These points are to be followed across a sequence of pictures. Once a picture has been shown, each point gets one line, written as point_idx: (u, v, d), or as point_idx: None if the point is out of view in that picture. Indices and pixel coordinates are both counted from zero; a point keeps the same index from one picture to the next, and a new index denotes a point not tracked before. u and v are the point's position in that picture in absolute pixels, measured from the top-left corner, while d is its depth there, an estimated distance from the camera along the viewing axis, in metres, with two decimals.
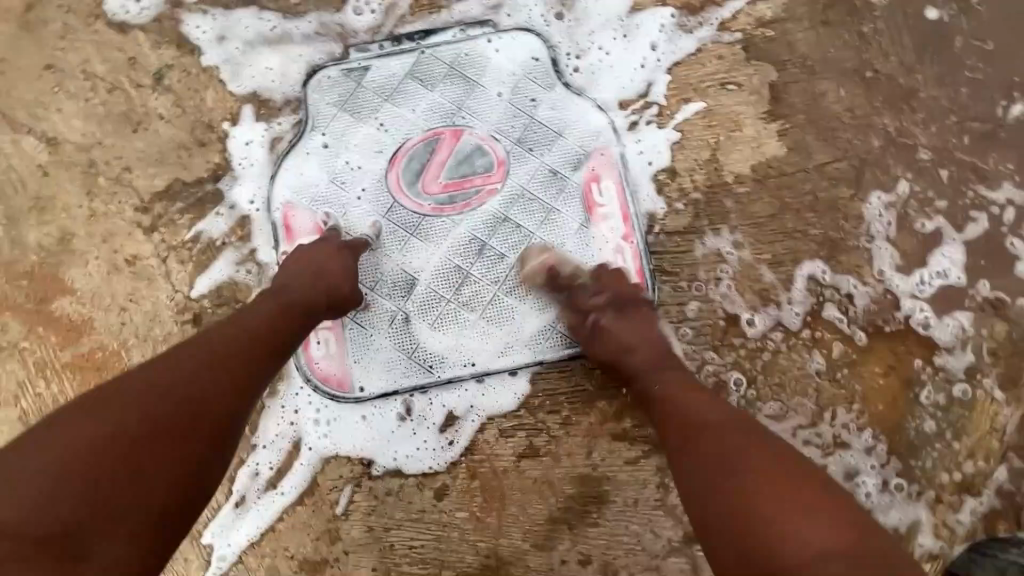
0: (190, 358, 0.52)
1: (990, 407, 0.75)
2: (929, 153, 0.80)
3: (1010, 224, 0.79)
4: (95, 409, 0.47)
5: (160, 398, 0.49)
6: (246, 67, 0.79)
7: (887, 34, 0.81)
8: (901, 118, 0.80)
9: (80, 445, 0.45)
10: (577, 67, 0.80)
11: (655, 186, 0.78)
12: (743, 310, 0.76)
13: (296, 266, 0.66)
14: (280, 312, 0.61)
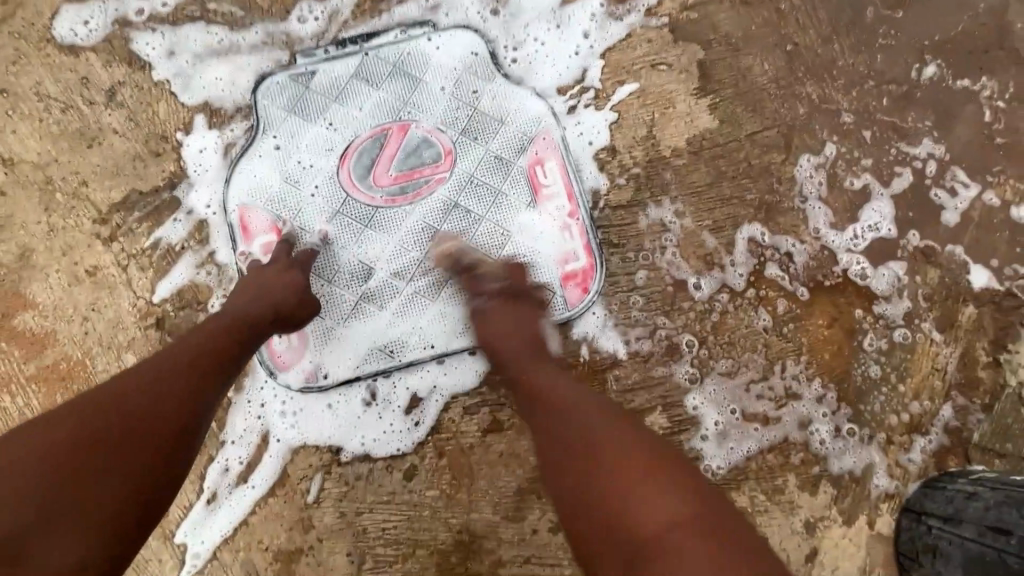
0: (146, 369, 0.53)
1: (930, 349, 0.79)
2: (852, 116, 0.85)
3: (933, 176, 0.84)
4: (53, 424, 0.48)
5: (126, 404, 0.51)
6: (196, 79, 0.82)
7: (803, 9, 0.86)
8: (823, 86, 0.85)
9: (47, 446, 0.47)
10: (515, 58, 0.84)
11: (596, 165, 0.82)
12: (689, 275, 0.80)
13: (249, 284, 0.67)
14: (232, 330, 0.62)
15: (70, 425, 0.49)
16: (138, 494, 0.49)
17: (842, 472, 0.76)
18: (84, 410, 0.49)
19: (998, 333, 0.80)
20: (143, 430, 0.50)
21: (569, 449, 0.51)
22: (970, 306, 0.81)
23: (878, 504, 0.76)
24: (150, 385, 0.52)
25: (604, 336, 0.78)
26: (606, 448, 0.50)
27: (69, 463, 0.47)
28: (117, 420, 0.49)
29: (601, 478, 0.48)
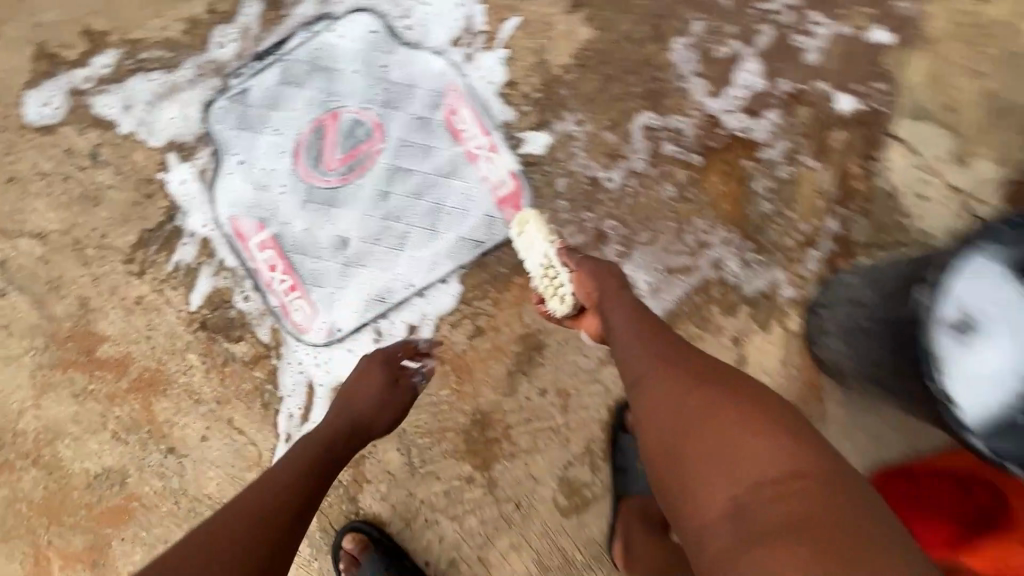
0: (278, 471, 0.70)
1: (811, 177, 0.95)
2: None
3: (791, 24, 0.95)
4: (226, 510, 0.63)
5: (268, 492, 0.67)
6: (157, 124, 0.97)
7: None
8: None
9: (224, 520, 0.61)
10: (408, 25, 0.96)
11: (502, 99, 0.96)
12: (601, 172, 0.95)
13: (351, 388, 0.84)
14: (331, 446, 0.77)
15: (232, 510, 0.63)
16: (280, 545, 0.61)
17: (755, 293, 0.95)
18: (212, 536, 0.59)
19: (866, 148, 0.95)
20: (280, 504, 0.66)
21: (669, 402, 0.56)
22: (838, 130, 0.95)
23: (788, 309, 0.95)
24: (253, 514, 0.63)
25: None
26: (711, 397, 0.54)
27: (239, 523, 0.61)
28: (236, 538, 0.59)
29: (703, 425, 0.53)
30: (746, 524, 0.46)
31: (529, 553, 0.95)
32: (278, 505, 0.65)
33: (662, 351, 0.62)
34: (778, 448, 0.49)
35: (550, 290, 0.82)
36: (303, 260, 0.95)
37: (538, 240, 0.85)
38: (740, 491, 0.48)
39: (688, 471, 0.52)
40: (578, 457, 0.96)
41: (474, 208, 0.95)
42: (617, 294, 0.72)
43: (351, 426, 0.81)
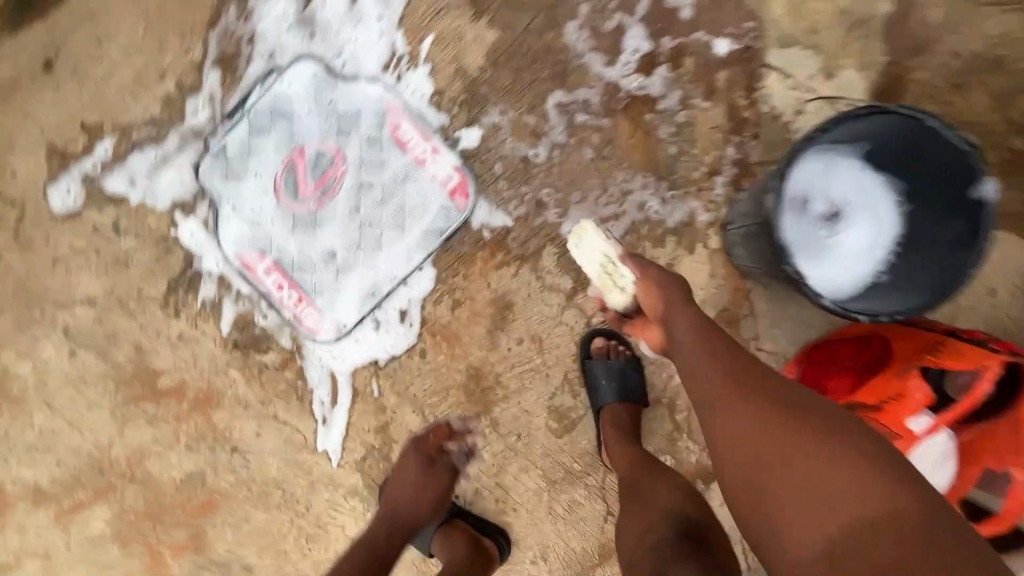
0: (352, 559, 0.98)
1: (705, 115, 1.11)
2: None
3: None
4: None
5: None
6: (160, 190, 1.16)
7: None
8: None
9: None
10: (343, 62, 1.13)
11: (434, 107, 1.13)
12: (529, 151, 1.13)
13: (398, 488, 1.08)
14: (392, 535, 1.04)
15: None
16: None
17: (677, 223, 1.13)
18: None
19: (747, 80, 1.11)
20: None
21: (750, 426, 0.67)
22: (721, 71, 1.11)
23: (707, 230, 1.13)
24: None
25: (494, 217, 1.14)
26: (792, 431, 0.65)
27: None
28: None
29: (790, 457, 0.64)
30: (835, 548, 0.58)
31: (537, 471, 1.17)
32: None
33: (739, 376, 0.72)
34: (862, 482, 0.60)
35: (609, 282, 0.96)
36: (304, 276, 1.15)
37: (595, 245, 0.99)
38: (833, 525, 0.59)
39: (778, 501, 0.63)
40: (559, 388, 1.16)
41: (432, 203, 1.13)
42: (682, 305, 0.83)
43: (404, 523, 1.06)
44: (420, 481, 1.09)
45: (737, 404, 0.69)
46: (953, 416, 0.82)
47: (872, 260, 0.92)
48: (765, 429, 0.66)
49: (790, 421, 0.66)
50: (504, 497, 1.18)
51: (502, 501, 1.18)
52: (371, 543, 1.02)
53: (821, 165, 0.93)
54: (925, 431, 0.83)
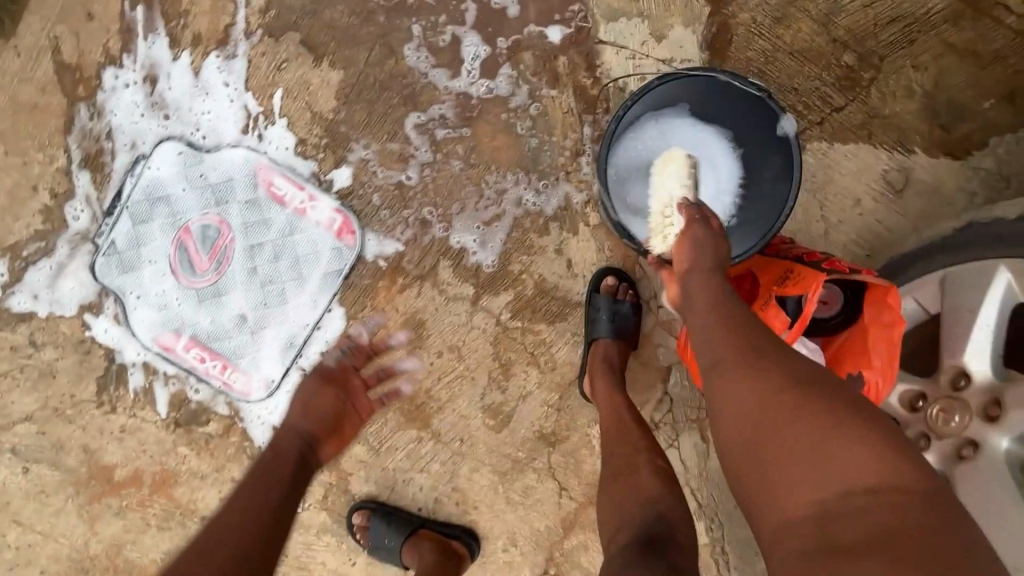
0: (254, 473, 0.97)
1: (556, 103, 1.16)
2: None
3: None
4: (230, 504, 0.90)
5: (246, 490, 0.93)
6: (64, 297, 1.20)
7: None
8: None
9: (228, 512, 0.88)
10: (203, 135, 1.16)
11: (301, 156, 1.17)
12: (401, 175, 1.17)
13: (296, 407, 1.07)
14: (292, 441, 1.03)
15: (234, 504, 0.90)
16: (257, 518, 0.88)
17: (555, 209, 1.18)
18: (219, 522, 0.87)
19: (586, 61, 1.15)
20: (255, 494, 0.92)
21: (760, 393, 0.66)
22: (559, 58, 1.16)
23: (585, 210, 1.18)
24: (240, 525, 0.86)
25: (385, 246, 1.19)
26: (808, 401, 0.63)
27: (233, 511, 0.88)
28: (234, 522, 0.86)
29: (796, 423, 0.62)
30: (828, 515, 0.57)
31: (486, 468, 1.24)
32: (259, 495, 0.92)
33: (755, 346, 0.71)
34: (868, 456, 0.58)
35: (659, 231, 0.96)
36: (222, 344, 1.20)
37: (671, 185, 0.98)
38: (828, 491, 0.58)
39: (779, 464, 0.62)
40: (488, 386, 1.23)
41: (323, 247, 1.18)
42: (703, 268, 0.81)
43: (304, 432, 1.04)
44: (319, 400, 1.08)
45: (753, 371, 0.68)
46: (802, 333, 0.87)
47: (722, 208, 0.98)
48: (776, 397, 0.65)
49: (809, 392, 0.64)
50: (463, 499, 1.25)
51: (462, 502, 1.25)
52: (264, 462, 0.99)
53: (655, 131, 0.99)
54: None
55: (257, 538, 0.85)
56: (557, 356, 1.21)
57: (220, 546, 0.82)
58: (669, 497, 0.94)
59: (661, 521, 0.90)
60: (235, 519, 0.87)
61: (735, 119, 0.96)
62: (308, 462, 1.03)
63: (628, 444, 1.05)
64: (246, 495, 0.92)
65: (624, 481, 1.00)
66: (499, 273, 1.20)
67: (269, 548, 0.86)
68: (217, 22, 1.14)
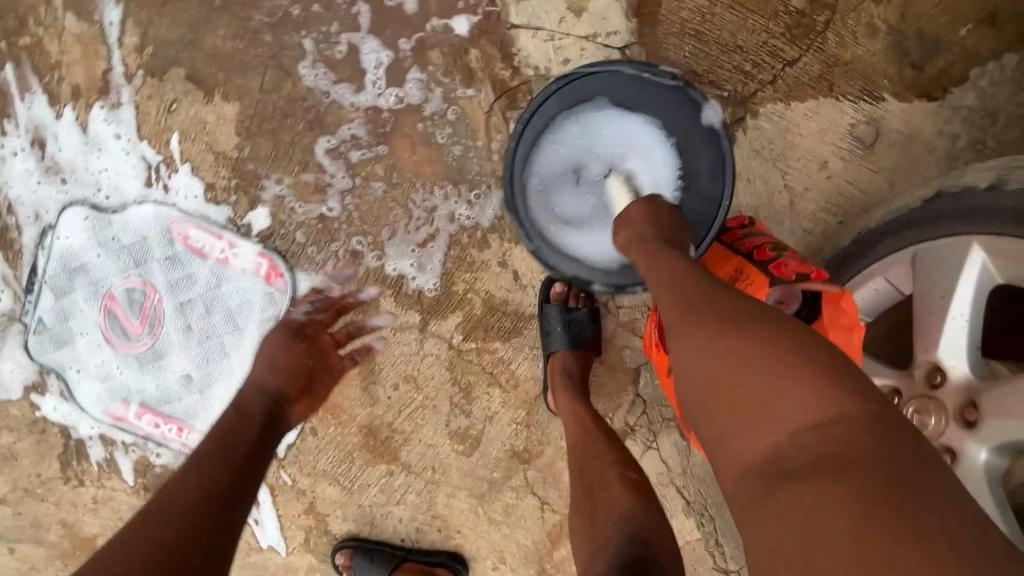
0: (218, 429, 0.90)
1: (474, 103, 1.05)
2: (296, 7, 1.02)
3: None
4: (193, 462, 0.82)
5: (210, 448, 0.85)
6: (7, 380, 1.16)
7: None
8: (261, 6, 1.02)
9: (188, 471, 0.80)
10: (106, 194, 1.08)
11: (212, 203, 1.08)
12: (321, 207, 1.09)
13: (260, 359, 1.00)
14: (259, 396, 0.95)
15: (198, 461, 0.82)
16: (216, 475, 0.80)
17: (493, 220, 1.09)
18: (179, 481, 0.79)
19: (501, 50, 1.03)
20: (220, 450, 0.85)
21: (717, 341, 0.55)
22: (471, 52, 1.03)
23: None
24: (193, 486, 0.77)
25: (318, 284, 1.11)
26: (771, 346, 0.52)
27: (196, 468, 0.81)
28: (191, 482, 0.78)
29: (742, 372, 0.52)
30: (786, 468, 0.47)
31: (463, 492, 1.20)
32: (223, 451, 0.85)
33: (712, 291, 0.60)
34: (818, 387, 0.48)
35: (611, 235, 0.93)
36: (173, 407, 1.16)
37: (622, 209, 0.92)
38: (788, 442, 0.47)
39: (735, 415, 0.52)
40: (451, 412, 1.17)
41: (254, 295, 1.11)
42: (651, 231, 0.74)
43: (274, 387, 0.97)
44: (286, 357, 0.99)
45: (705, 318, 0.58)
46: None
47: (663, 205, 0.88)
48: (717, 343, 0.55)
49: (750, 326, 0.55)
50: (444, 525, 1.22)
51: (444, 528, 1.22)
52: (224, 418, 0.92)
53: (578, 129, 0.88)
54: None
55: (209, 496, 0.76)
56: (518, 373, 1.15)
57: (171, 505, 0.73)
58: (645, 512, 0.81)
59: (639, 544, 0.76)
60: (194, 478, 0.79)
61: (665, 105, 0.85)
62: (274, 422, 0.95)
63: (596, 454, 0.93)
64: (206, 455, 0.83)
65: (595, 501, 0.86)
66: (444, 295, 1.12)
67: (224, 505, 0.77)
68: (92, 69, 1.04)
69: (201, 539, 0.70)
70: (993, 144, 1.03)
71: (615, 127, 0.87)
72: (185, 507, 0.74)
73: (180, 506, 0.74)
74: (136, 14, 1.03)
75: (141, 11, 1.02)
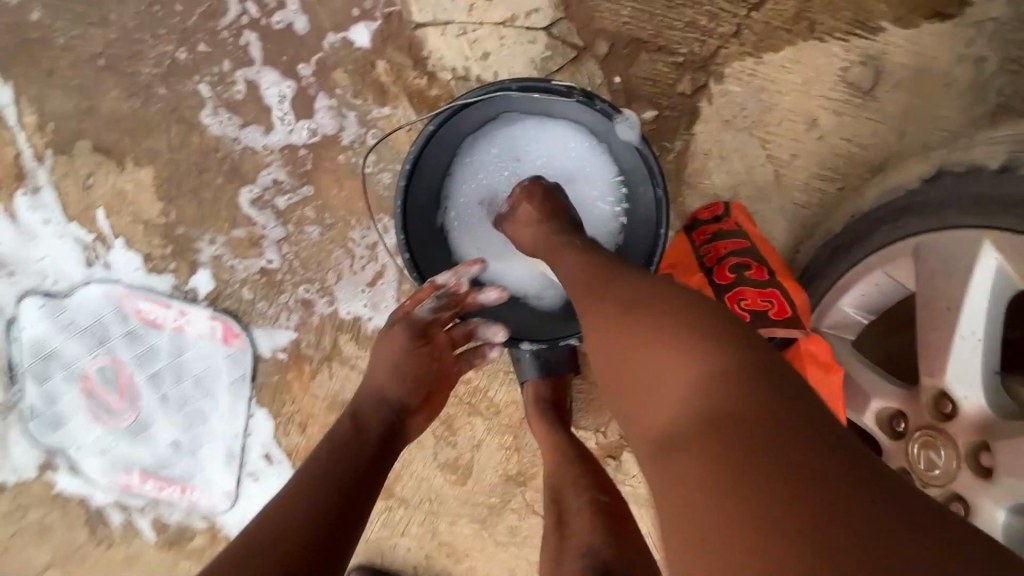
0: (334, 434, 0.69)
1: (393, 122, 0.93)
2: (182, 50, 0.93)
3: (261, 14, 0.91)
4: (307, 474, 0.62)
5: (322, 460, 0.65)
6: (21, 462, 1.21)
7: (76, 31, 0.94)
8: (147, 57, 0.94)
9: (296, 487, 0.60)
10: (54, 280, 1.07)
11: (154, 272, 1.04)
12: (261, 260, 1.02)
13: (377, 360, 0.79)
14: (379, 406, 0.75)
15: (309, 475, 0.62)
16: (327, 506, 0.58)
17: None
18: (287, 502, 0.58)
19: (410, 56, 0.90)
20: (336, 467, 0.64)
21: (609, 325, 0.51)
22: (377, 64, 0.91)
23: None
24: (296, 523, 0.55)
25: (276, 337, 1.06)
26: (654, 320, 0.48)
27: (308, 486, 0.60)
28: (298, 509, 0.57)
29: (644, 374, 0.47)
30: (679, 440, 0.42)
31: (466, 518, 1.16)
32: (339, 472, 0.63)
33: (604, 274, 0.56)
34: (709, 353, 0.44)
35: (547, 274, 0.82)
36: (171, 470, 1.17)
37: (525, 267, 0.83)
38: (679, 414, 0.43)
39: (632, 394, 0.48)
40: (437, 444, 1.13)
41: (217, 357, 1.08)
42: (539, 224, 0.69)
43: (396, 401, 0.77)
44: (410, 363, 0.79)
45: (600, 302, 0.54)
46: None
47: (607, 220, 0.79)
48: (619, 319, 0.51)
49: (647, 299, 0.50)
50: (452, 550, 1.19)
51: (453, 554, 1.19)
52: (337, 425, 0.71)
53: (497, 147, 0.80)
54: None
55: (311, 540, 0.54)
56: (497, 401, 1.09)
57: (269, 547, 0.52)
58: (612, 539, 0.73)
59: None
60: (305, 503, 0.58)
61: (579, 112, 0.74)
62: (389, 434, 0.73)
63: (570, 480, 0.83)
64: (313, 474, 0.62)
65: (563, 534, 0.74)
66: None
67: (329, 564, 0.53)
68: (4, 156, 1.00)
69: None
70: None
71: (537, 140, 0.79)
72: (288, 541, 0.53)
73: (282, 539, 0.53)
74: (29, 91, 0.97)
75: (33, 87, 0.96)
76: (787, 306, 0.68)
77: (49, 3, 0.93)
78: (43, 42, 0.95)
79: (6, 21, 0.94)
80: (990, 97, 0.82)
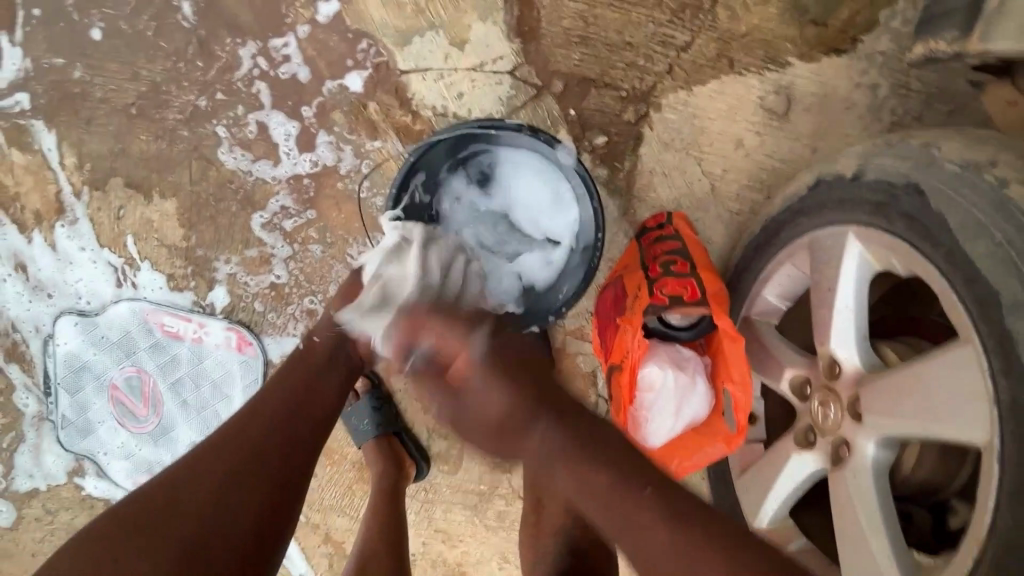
0: (289, 367, 0.80)
1: (384, 153, 1.08)
2: (202, 99, 1.09)
3: (268, 66, 1.07)
4: (263, 399, 0.74)
5: (276, 388, 0.76)
6: (52, 468, 1.30)
7: (112, 85, 1.10)
8: (172, 105, 1.10)
9: (253, 409, 0.73)
10: (87, 299, 1.21)
11: (177, 290, 1.19)
12: (270, 276, 1.16)
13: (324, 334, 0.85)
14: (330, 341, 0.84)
15: (263, 401, 0.74)
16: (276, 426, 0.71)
17: None
18: (245, 420, 0.71)
19: (396, 97, 1.06)
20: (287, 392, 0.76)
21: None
22: (368, 105, 1.06)
23: None
24: (272, 417, 0.72)
25: (284, 344, 1.19)
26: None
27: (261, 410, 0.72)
28: (252, 428, 0.70)
29: None
30: None
31: (457, 506, 1.28)
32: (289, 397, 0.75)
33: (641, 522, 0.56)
34: None
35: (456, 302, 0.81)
36: None
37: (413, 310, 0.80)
38: None
39: None
40: (429, 438, 1.25)
41: (232, 364, 1.22)
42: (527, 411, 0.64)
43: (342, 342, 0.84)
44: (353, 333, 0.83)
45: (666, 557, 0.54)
46: (649, 349, 0.84)
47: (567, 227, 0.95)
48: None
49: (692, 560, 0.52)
50: (447, 536, 1.29)
51: (448, 539, 1.29)
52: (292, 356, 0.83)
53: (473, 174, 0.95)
54: (640, 396, 0.85)
55: (270, 446, 0.68)
56: None
57: (224, 454, 0.66)
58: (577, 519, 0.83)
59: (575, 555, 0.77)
60: (257, 423, 0.71)
61: (532, 144, 0.89)
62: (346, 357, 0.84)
63: None
64: (275, 394, 0.75)
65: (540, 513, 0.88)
66: None
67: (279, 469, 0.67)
68: (46, 193, 1.15)
69: (259, 486, 0.65)
70: (918, 85, 0.96)
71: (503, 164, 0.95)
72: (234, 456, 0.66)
73: (233, 453, 0.66)
74: (69, 136, 1.12)
75: (73, 133, 1.12)
76: (698, 290, 0.82)
77: (87, 63, 1.10)
78: (82, 94, 1.11)
79: (52, 79, 1.10)
80: (884, 117, 0.98)
